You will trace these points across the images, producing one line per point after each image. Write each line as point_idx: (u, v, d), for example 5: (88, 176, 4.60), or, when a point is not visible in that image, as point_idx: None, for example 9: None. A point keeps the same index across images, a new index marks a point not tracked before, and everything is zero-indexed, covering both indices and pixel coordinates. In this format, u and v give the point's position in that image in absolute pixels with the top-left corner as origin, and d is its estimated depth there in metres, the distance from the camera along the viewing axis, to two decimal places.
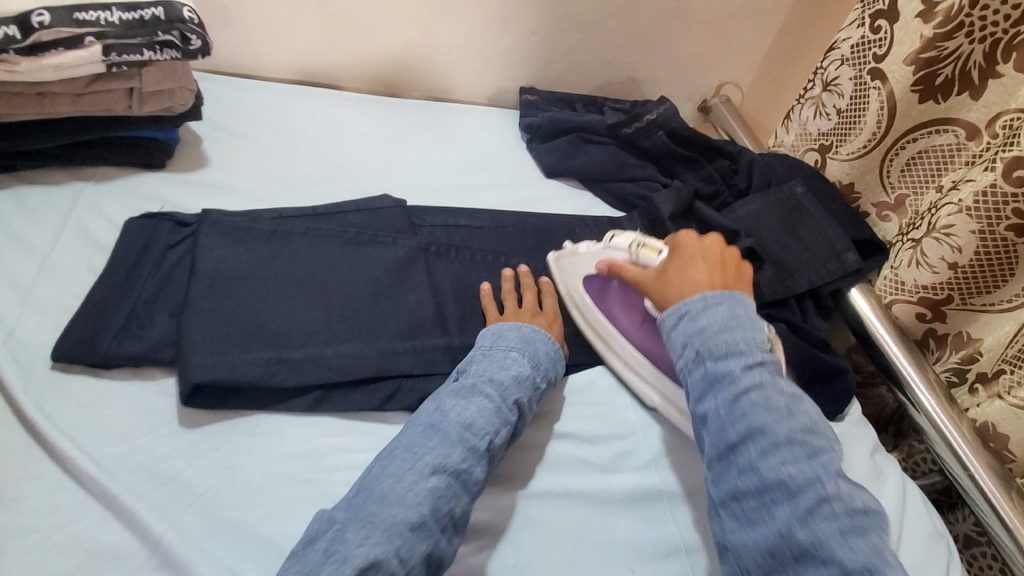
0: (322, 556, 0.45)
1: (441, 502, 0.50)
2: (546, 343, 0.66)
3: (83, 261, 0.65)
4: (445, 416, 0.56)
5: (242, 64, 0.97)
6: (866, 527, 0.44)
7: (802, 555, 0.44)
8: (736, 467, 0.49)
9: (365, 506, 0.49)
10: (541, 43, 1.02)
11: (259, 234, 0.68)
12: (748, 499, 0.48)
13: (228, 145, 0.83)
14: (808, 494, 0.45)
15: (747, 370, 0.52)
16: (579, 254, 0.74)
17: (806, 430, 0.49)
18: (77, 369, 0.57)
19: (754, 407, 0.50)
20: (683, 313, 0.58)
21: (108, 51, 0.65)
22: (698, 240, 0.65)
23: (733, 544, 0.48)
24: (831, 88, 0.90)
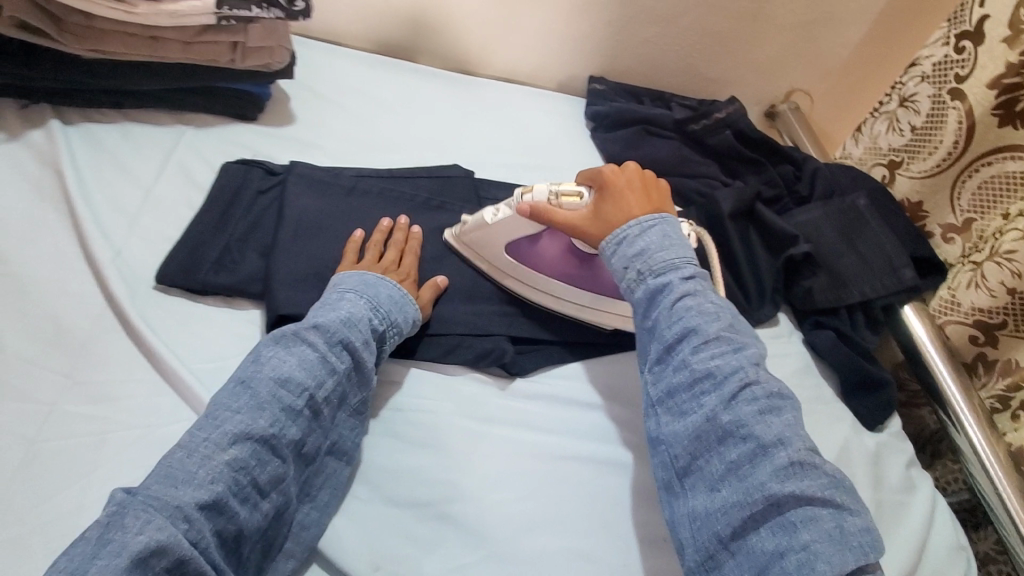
0: (94, 544, 0.39)
1: (243, 474, 0.47)
2: (390, 287, 0.64)
3: (183, 197, 0.71)
4: (257, 371, 0.52)
5: (329, 31, 1.02)
6: (781, 408, 0.52)
7: (724, 434, 0.51)
8: (671, 365, 0.55)
9: (148, 487, 0.43)
10: (616, 34, 1.04)
11: (340, 190, 0.73)
12: (681, 394, 0.54)
13: (313, 105, 0.88)
14: (733, 382, 0.52)
15: (682, 281, 0.58)
16: (488, 225, 0.69)
17: (730, 330, 0.56)
18: (176, 292, 0.63)
19: (688, 312, 0.56)
20: (622, 236, 0.62)
21: (221, 5, 0.70)
22: (618, 172, 0.67)
23: (667, 436, 0.54)
24: (908, 104, 0.90)
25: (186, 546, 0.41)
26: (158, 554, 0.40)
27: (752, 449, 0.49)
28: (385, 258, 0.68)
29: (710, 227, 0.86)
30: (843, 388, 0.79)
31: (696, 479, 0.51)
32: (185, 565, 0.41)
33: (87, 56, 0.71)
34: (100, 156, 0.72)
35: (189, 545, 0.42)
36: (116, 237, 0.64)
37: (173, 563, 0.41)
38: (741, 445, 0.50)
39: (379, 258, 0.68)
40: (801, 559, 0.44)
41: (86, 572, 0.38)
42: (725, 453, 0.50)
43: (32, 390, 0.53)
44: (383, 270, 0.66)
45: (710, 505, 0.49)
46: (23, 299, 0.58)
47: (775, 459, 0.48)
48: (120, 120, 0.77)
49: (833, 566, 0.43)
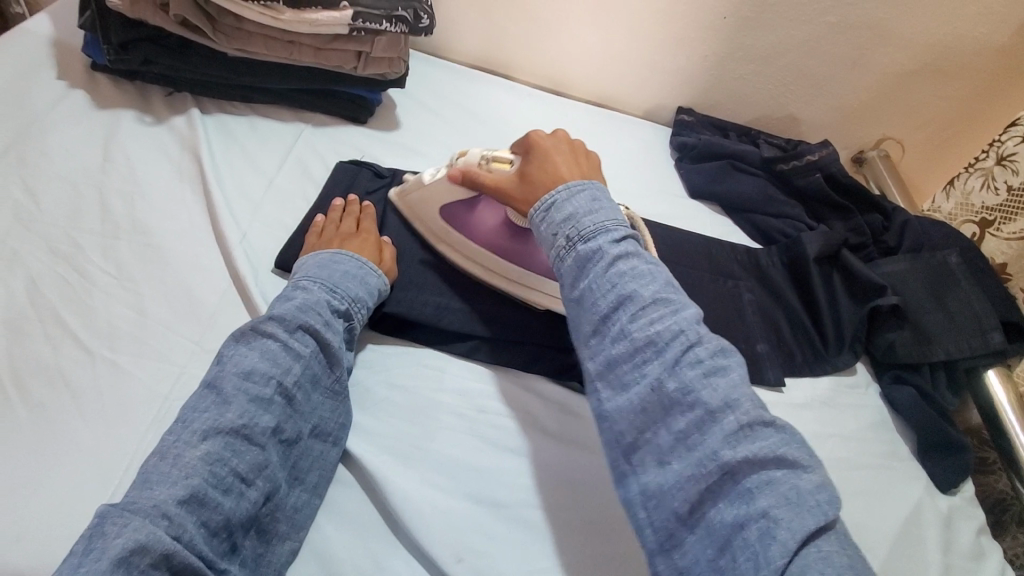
0: (80, 556, 0.42)
1: (219, 466, 0.49)
2: (351, 263, 0.66)
3: (301, 189, 0.77)
4: (221, 371, 0.54)
5: (437, 46, 1.08)
6: (724, 366, 0.50)
7: (670, 402, 0.49)
8: (609, 334, 0.53)
9: (127, 496, 0.46)
10: (710, 69, 1.05)
11: None
12: (622, 365, 0.52)
13: (418, 114, 0.94)
14: (674, 347, 0.50)
15: (613, 245, 0.56)
16: (426, 184, 0.73)
17: (666, 291, 0.54)
18: (291, 276, 0.68)
19: (621, 277, 0.54)
20: (549, 205, 0.61)
21: (356, 17, 0.77)
22: (548, 137, 0.68)
23: (609, 412, 0.51)
24: (1006, 163, 0.90)
25: (167, 541, 0.44)
26: (141, 552, 0.43)
27: (699, 416, 0.47)
28: (341, 229, 0.71)
29: (793, 267, 0.87)
30: (920, 447, 0.77)
31: (645, 454, 0.49)
32: (170, 559, 0.44)
33: (232, 55, 0.79)
34: (231, 144, 0.79)
35: (171, 540, 0.45)
36: (241, 220, 0.71)
37: (158, 557, 0.43)
38: (688, 412, 0.48)
39: (338, 230, 0.71)
40: (760, 527, 0.42)
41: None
42: (673, 422, 0.48)
43: (166, 350, 0.59)
44: (341, 240, 0.69)
45: (665, 480, 0.47)
46: (162, 267, 0.65)
47: (724, 424, 0.46)
48: (248, 113, 0.84)
49: (794, 532, 0.41)
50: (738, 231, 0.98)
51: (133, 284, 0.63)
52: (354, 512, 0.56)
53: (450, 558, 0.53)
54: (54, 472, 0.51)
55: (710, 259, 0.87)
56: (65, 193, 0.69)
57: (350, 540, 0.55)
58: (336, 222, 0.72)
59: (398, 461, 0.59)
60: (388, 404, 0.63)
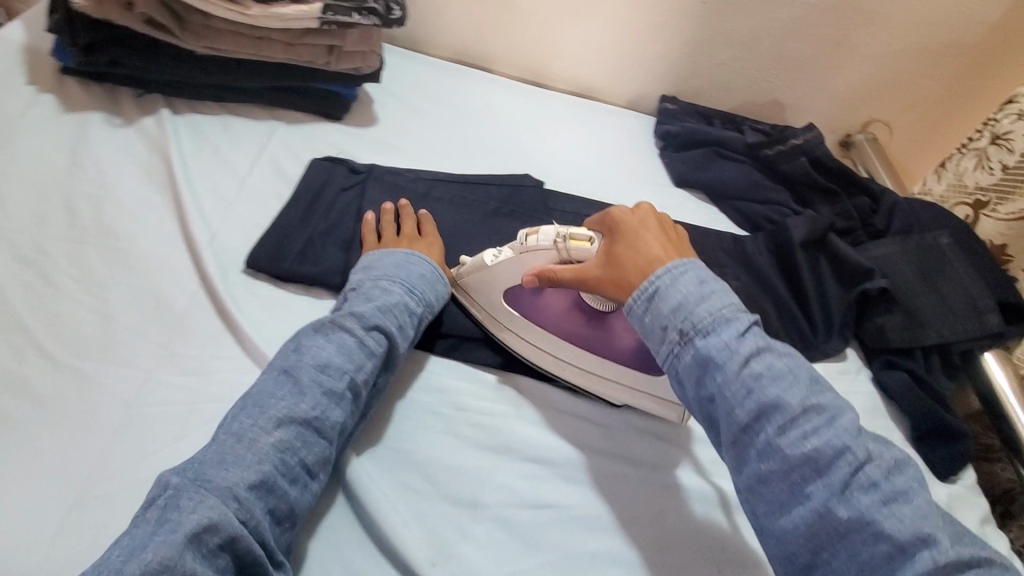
0: (153, 526, 0.42)
1: (289, 454, 0.49)
2: (422, 265, 0.67)
3: (273, 188, 0.75)
4: (299, 361, 0.55)
5: (413, 40, 1.07)
6: (905, 491, 0.46)
7: (846, 531, 0.45)
8: (754, 447, 0.50)
9: (200, 469, 0.46)
10: (692, 56, 1.04)
11: (415, 193, 0.79)
12: (776, 481, 0.48)
13: (394, 110, 0.92)
14: (842, 468, 0.46)
15: (739, 339, 0.53)
16: (489, 267, 0.66)
17: (814, 395, 0.50)
18: (262, 277, 0.66)
19: (758, 379, 0.51)
20: (652, 292, 0.56)
21: (326, 10, 0.75)
22: (631, 212, 0.63)
23: (772, 531, 0.48)
24: (1001, 141, 0.88)
25: (237, 524, 0.44)
26: (211, 531, 0.42)
27: (888, 551, 0.43)
28: (405, 230, 0.71)
29: (780, 254, 0.85)
30: (914, 433, 0.75)
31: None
32: (235, 543, 0.43)
33: (201, 53, 0.77)
34: (202, 144, 0.77)
35: (240, 523, 0.44)
36: (212, 222, 0.69)
37: (226, 539, 0.43)
38: (873, 545, 0.43)
39: (400, 232, 0.71)
40: None
41: (146, 548, 0.41)
42: (853, 551, 0.44)
43: (134, 357, 0.58)
44: (408, 242, 0.69)
45: None
46: (130, 272, 0.63)
47: (919, 563, 0.42)
48: (219, 112, 0.83)
49: None
50: (724, 219, 0.96)
51: (101, 290, 0.61)
52: (328, 517, 0.54)
53: (428, 562, 0.52)
54: (19, 484, 0.50)
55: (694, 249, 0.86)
56: (32, 199, 0.67)
57: (324, 545, 0.53)
58: (395, 225, 0.72)
59: (373, 464, 0.58)
60: None
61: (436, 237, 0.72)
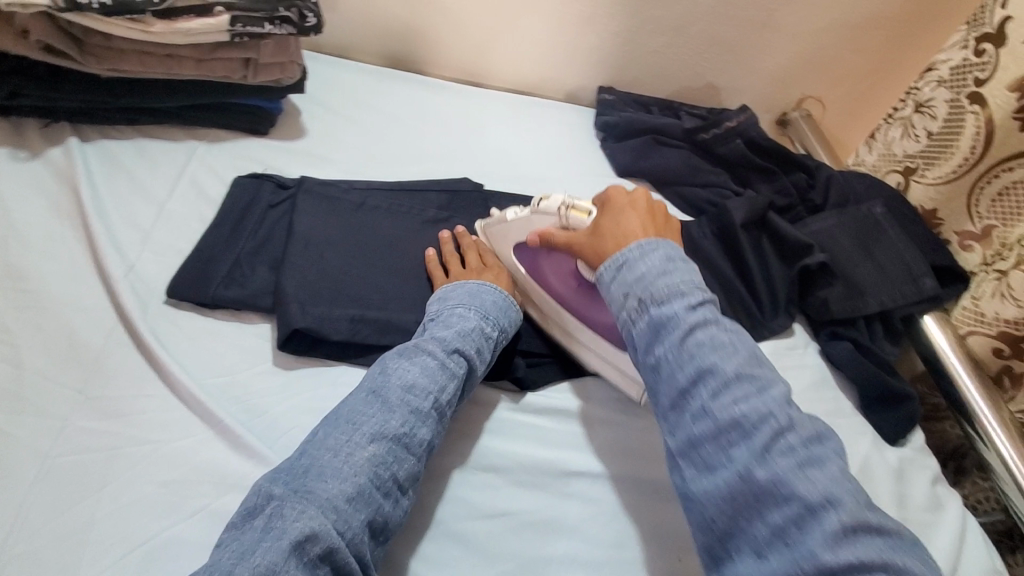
0: (259, 533, 0.44)
1: (383, 469, 0.50)
2: (495, 293, 0.67)
3: (196, 211, 0.72)
4: (386, 382, 0.55)
5: (341, 47, 1.04)
6: (823, 457, 0.47)
7: (761, 494, 0.46)
8: (690, 412, 0.51)
9: (301, 482, 0.48)
10: (625, 45, 1.04)
11: (350, 205, 0.73)
12: (706, 445, 0.49)
13: (324, 119, 0.89)
14: (763, 432, 0.47)
15: (691, 312, 0.53)
16: (507, 222, 0.71)
17: (751, 366, 0.51)
18: (186, 306, 0.63)
19: (701, 348, 0.52)
20: (620, 263, 0.58)
21: (234, 22, 0.72)
22: (625, 194, 0.65)
23: (696, 494, 0.49)
24: (923, 109, 0.91)
25: (335, 536, 0.45)
26: (312, 540, 0.44)
27: (797, 512, 0.44)
28: (468, 262, 0.71)
29: (723, 237, 0.86)
30: (863, 401, 0.77)
31: (740, 543, 0.46)
32: (334, 555, 0.45)
33: (106, 76, 0.73)
34: (116, 173, 0.73)
35: (338, 535, 0.46)
36: (129, 252, 0.66)
37: (325, 551, 0.44)
38: (784, 507, 0.45)
39: (464, 264, 0.71)
40: None
41: (254, 553, 0.42)
42: (767, 515, 0.45)
43: (46, 404, 0.54)
44: (477, 274, 0.69)
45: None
46: (39, 313, 0.59)
47: (825, 525, 0.43)
48: (134, 135, 0.79)
49: None
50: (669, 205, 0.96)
51: (8, 337, 0.57)
52: None
53: None
54: None
55: None
56: None
57: None
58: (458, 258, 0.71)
59: None
60: (301, 430, 0.56)
61: (498, 265, 0.73)
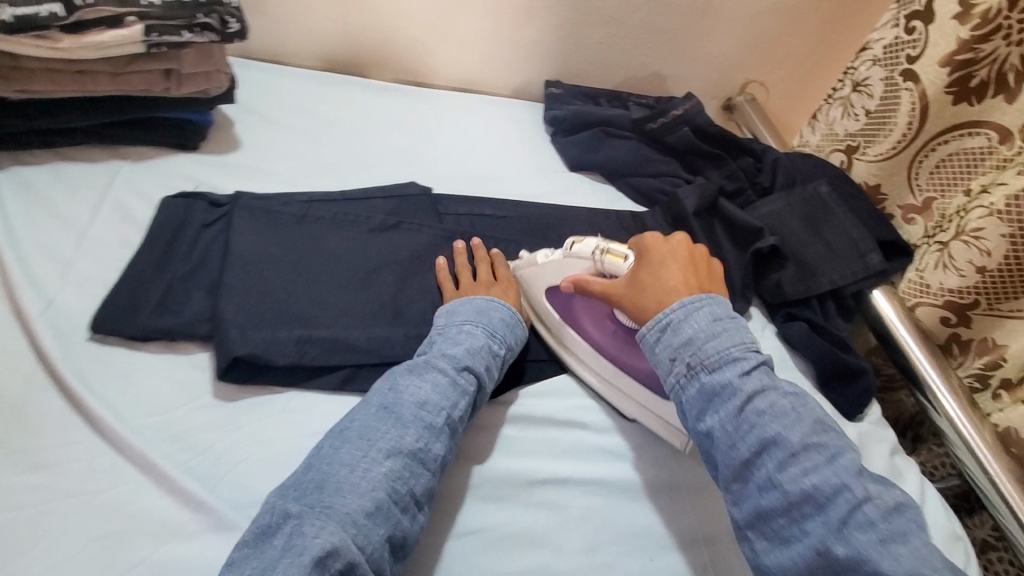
0: (280, 550, 0.44)
1: (400, 484, 0.50)
2: (504, 311, 0.66)
3: (121, 236, 0.67)
4: (398, 399, 0.55)
5: (273, 52, 0.99)
6: (904, 530, 0.46)
7: (843, 571, 0.45)
8: (755, 483, 0.50)
9: (319, 497, 0.48)
10: (567, 37, 1.03)
11: (290, 218, 0.69)
12: (777, 518, 0.49)
13: (258, 129, 0.85)
14: (839, 505, 0.47)
15: (744, 377, 0.53)
16: (539, 264, 0.71)
17: (816, 434, 0.51)
18: (114, 341, 0.59)
19: (761, 417, 0.51)
20: (663, 324, 0.57)
21: (149, 31, 0.67)
22: (664, 240, 0.64)
23: (770, 567, 0.49)
24: (861, 88, 0.93)
25: (355, 551, 0.45)
26: (333, 556, 0.44)
27: None
28: (481, 275, 0.70)
29: (676, 226, 0.86)
30: (821, 380, 0.78)
31: None
32: (355, 570, 0.45)
33: (15, 98, 0.68)
34: (29, 201, 0.68)
35: (359, 550, 0.46)
36: (48, 287, 0.61)
37: (346, 565, 0.44)
38: None
39: (476, 278, 0.70)
40: None
41: (277, 569, 0.43)
42: None
43: None
44: (486, 289, 0.69)
45: None
46: None
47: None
48: (48, 158, 0.73)
49: None
50: (622, 197, 0.96)
51: None
52: None
53: None
54: None
55: (593, 232, 0.85)
56: None
57: None
58: (471, 271, 0.71)
59: None
60: (246, 465, 0.53)
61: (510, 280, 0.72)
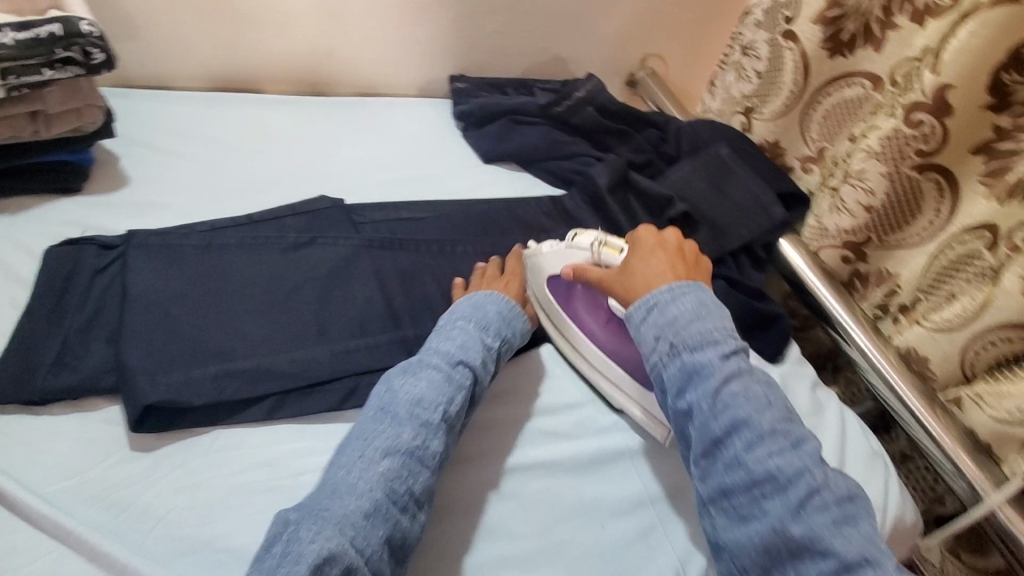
0: (280, 556, 0.45)
1: (398, 483, 0.51)
2: (498, 302, 0.68)
3: (5, 297, 0.62)
4: (394, 398, 0.56)
5: (155, 78, 0.93)
6: (855, 514, 0.48)
7: (797, 548, 0.47)
8: (723, 462, 0.52)
9: (318, 502, 0.49)
10: (464, 31, 1.03)
11: (192, 250, 0.66)
12: (738, 496, 0.51)
13: (149, 162, 0.80)
14: (798, 487, 0.49)
15: (725, 360, 0.54)
16: (542, 253, 0.73)
17: (784, 421, 0.53)
18: (11, 409, 0.55)
19: (735, 399, 0.53)
20: (650, 305, 0.59)
21: (5, 74, 0.62)
22: (658, 234, 0.66)
23: (726, 540, 0.51)
24: (749, 52, 0.98)
25: (354, 555, 0.46)
26: (330, 561, 0.45)
27: (834, 567, 0.46)
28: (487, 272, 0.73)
29: (593, 205, 0.88)
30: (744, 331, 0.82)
31: None
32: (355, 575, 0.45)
33: None
34: None
35: (358, 553, 0.46)
36: None
37: (345, 569, 0.45)
38: (821, 563, 0.46)
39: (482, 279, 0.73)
40: None
41: None
42: (801, 569, 0.47)
43: None
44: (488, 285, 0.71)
45: None
46: None
47: None
48: None
49: None
50: (539, 183, 0.97)
51: None
52: None
53: None
54: None
55: (515, 221, 0.85)
56: None
57: None
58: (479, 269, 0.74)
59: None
60: (175, 514, 0.51)
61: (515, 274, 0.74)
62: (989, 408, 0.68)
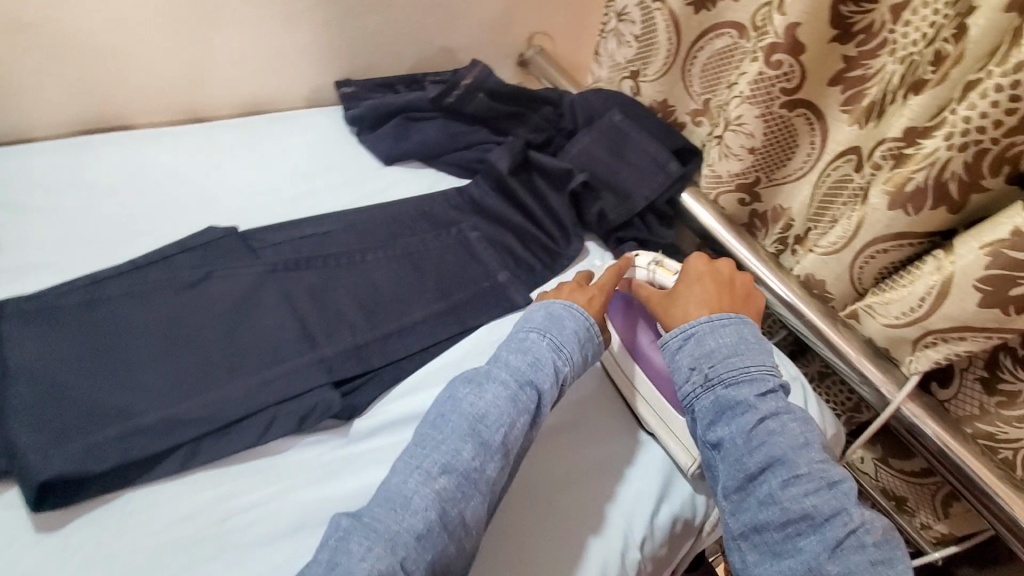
0: (327, 567, 0.46)
1: (450, 504, 0.51)
2: (578, 317, 0.65)
3: None
4: (456, 411, 0.57)
5: (9, 131, 0.85)
6: (891, 559, 0.51)
7: None
8: (759, 498, 0.56)
9: (368, 513, 0.50)
10: (342, 35, 1.00)
11: (74, 310, 0.61)
12: (772, 532, 0.54)
13: (14, 223, 0.73)
14: (832, 526, 0.52)
15: (761, 399, 0.59)
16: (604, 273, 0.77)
17: (822, 463, 0.56)
18: None
19: (771, 436, 0.57)
20: (689, 334, 0.63)
21: None
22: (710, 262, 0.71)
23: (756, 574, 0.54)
24: (624, 18, 0.99)
25: None
26: None
27: None
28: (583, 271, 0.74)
29: (498, 189, 0.88)
30: None
31: None
32: None
33: None
34: None
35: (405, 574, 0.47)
36: None
37: None
38: None
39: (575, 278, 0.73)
40: None
41: None
42: None
43: None
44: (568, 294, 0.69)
45: None
46: None
47: None
48: None
49: None
50: (444, 176, 0.96)
51: None
52: None
53: None
54: None
55: (422, 219, 0.84)
56: None
57: None
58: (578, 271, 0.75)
59: None
60: None
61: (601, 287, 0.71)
62: (878, 315, 0.73)
